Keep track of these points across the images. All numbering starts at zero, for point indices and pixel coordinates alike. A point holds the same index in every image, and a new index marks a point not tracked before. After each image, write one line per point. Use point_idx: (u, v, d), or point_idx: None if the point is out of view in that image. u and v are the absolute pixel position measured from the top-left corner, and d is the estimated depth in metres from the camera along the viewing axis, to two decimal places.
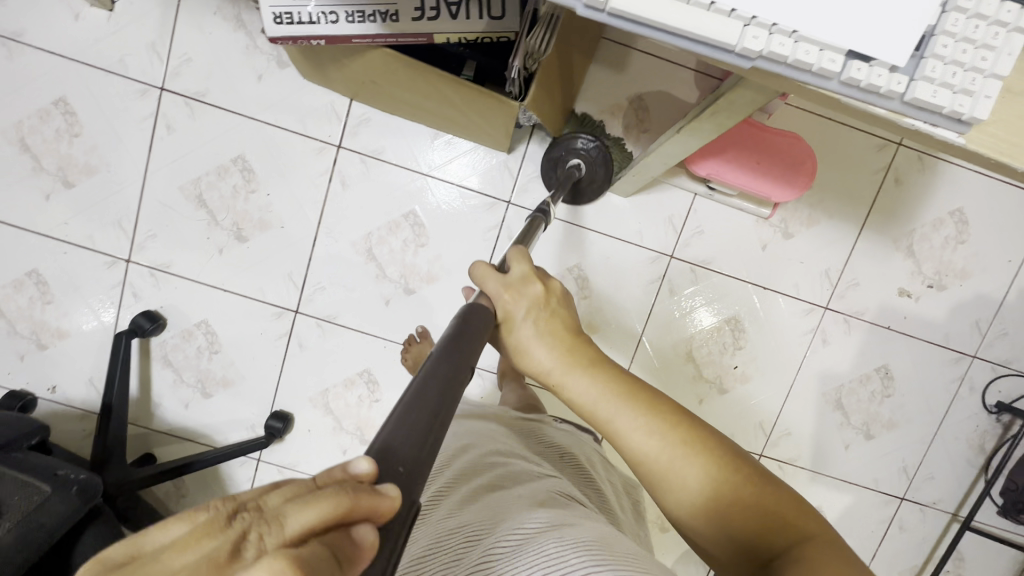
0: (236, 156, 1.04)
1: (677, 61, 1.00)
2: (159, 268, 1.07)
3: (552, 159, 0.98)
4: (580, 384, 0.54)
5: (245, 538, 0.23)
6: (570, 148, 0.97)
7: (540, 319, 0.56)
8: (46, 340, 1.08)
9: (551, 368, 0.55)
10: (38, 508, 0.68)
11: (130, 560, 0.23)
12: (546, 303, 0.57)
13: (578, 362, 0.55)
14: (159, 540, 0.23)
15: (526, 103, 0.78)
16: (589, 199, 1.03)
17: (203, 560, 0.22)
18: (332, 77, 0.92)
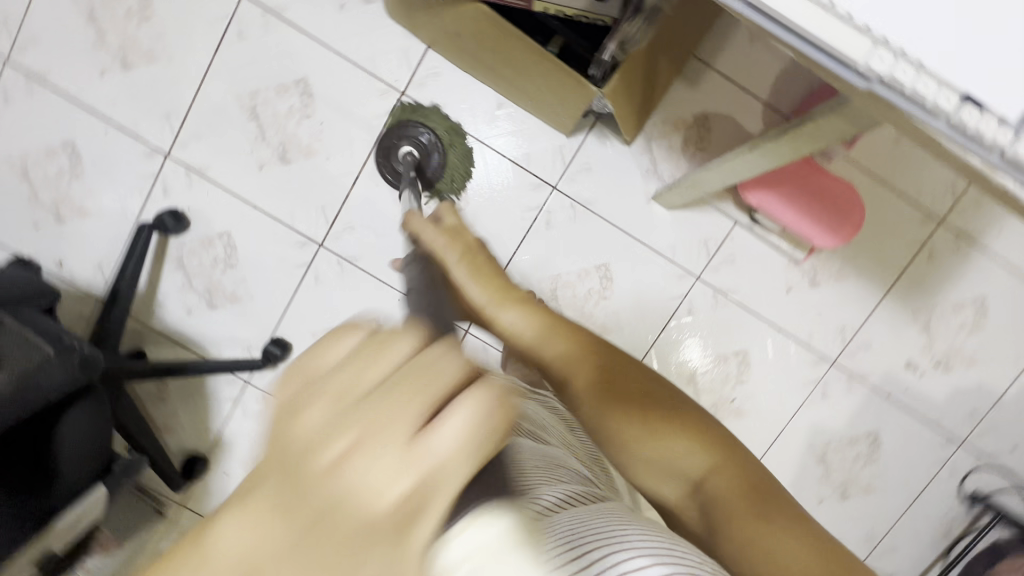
0: (299, 78, 1.03)
1: (750, 90, 1.01)
2: (196, 170, 1.05)
3: (384, 149, 1.04)
4: (512, 317, 0.60)
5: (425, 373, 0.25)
6: (401, 136, 1.03)
7: (472, 261, 0.62)
8: (65, 214, 1.07)
9: (483, 303, 0.61)
10: (41, 365, 0.67)
11: (314, 379, 0.25)
12: (476, 251, 0.63)
13: (509, 297, 0.62)
14: (334, 357, 0.25)
15: (603, 91, 0.78)
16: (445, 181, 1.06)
17: (391, 376, 0.24)
18: (417, 24, 0.94)
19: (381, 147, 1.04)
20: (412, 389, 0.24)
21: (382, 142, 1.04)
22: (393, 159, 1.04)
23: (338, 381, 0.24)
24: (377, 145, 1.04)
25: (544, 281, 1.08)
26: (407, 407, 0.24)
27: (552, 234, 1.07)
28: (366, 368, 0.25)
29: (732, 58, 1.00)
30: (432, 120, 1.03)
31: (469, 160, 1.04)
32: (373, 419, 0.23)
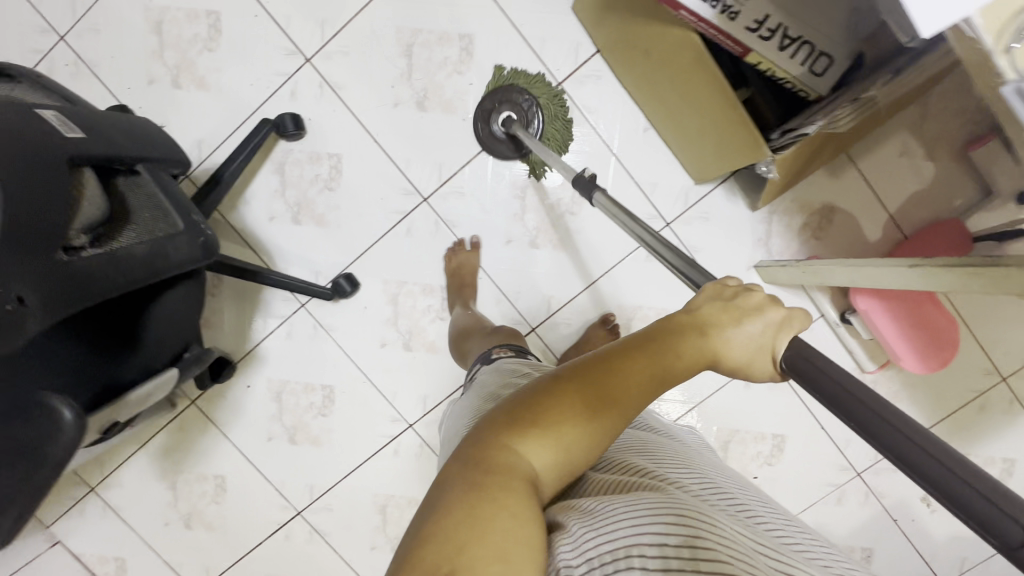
0: (464, 33, 1.01)
1: (882, 199, 1.02)
2: (331, 85, 1.03)
3: (482, 111, 1.02)
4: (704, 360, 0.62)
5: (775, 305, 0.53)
6: (500, 102, 1.01)
7: None
8: (183, 81, 1.03)
9: None
10: (170, 238, 0.64)
11: (717, 296, 0.55)
12: None
13: None
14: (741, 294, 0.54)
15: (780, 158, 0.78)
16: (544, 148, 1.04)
17: (753, 307, 0.53)
18: (603, 29, 0.92)
19: (479, 110, 1.02)
20: (777, 324, 0.51)
21: (481, 102, 1.02)
22: (492, 120, 1.02)
23: (741, 309, 0.53)
24: (476, 107, 1.02)
25: (624, 307, 1.08)
26: (774, 327, 0.51)
27: (648, 267, 1.07)
28: (751, 308, 0.53)
29: (876, 164, 1.01)
30: (526, 82, 1.01)
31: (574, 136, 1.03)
32: (728, 316, 0.53)
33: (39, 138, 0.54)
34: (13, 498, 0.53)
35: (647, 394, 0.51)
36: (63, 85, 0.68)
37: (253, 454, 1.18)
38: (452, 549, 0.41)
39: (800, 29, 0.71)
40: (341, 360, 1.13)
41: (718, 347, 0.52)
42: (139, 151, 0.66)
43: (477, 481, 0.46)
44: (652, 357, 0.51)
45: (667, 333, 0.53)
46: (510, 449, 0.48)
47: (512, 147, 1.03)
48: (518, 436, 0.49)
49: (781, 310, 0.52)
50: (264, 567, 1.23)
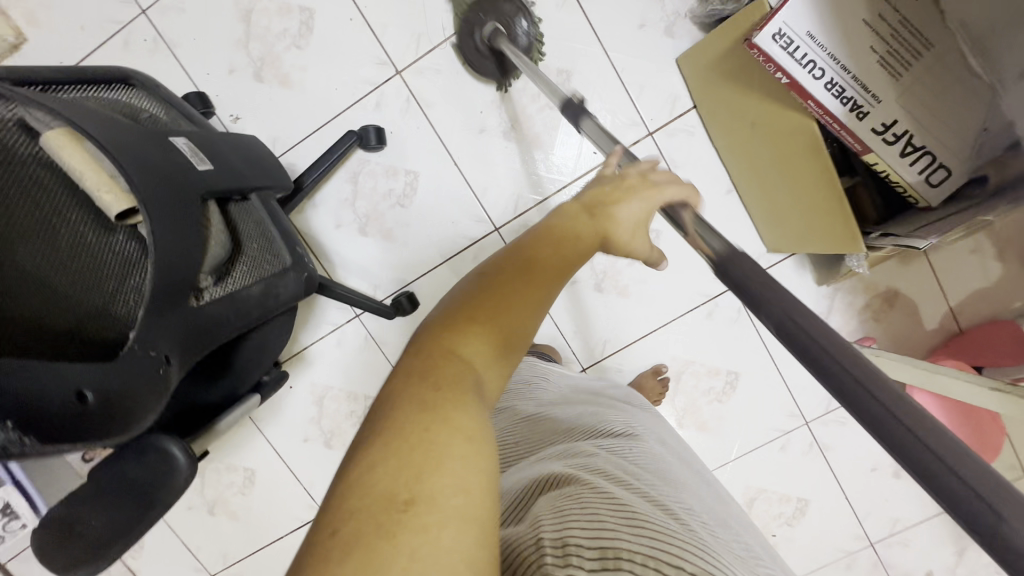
0: (563, 67, 0.98)
1: (945, 293, 1.04)
2: (419, 101, 1.00)
3: (466, 26, 0.96)
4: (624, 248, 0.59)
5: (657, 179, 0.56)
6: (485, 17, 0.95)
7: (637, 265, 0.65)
8: (265, 75, 0.99)
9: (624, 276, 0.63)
10: (280, 274, 0.63)
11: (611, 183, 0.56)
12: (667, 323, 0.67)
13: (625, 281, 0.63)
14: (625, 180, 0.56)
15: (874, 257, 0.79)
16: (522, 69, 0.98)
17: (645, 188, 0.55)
18: (708, 91, 0.92)
19: (462, 25, 0.96)
20: (653, 196, 0.54)
21: (466, 16, 0.96)
22: (474, 36, 0.95)
23: (621, 196, 0.54)
24: (460, 23, 0.96)
25: (676, 359, 1.10)
26: (653, 198, 0.54)
27: (707, 324, 1.08)
28: (643, 194, 0.54)
29: (948, 257, 1.03)
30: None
31: None
32: (619, 193, 0.55)
33: (181, 174, 0.52)
34: (115, 538, 0.52)
35: (556, 284, 0.49)
36: (181, 100, 0.66)
37: (287, 452, 1.18)
38: (397, 479, 0.34)
39: (927, 139, 0.71)
40: (388, 373, 1.13)
41: (610, 230, 0.53)
42: (256, 179, 0.65)
43: (422, 402, 0.39)
44: (561, 247, 0.50)
45: (562, 221, 0.53)
46: (446, 360, 0.42)
47: (495, 68, 0.97)
48: (451, 342, 0.44)
49: (653, 184, 0.55)
50: (282, 560, 1.24)
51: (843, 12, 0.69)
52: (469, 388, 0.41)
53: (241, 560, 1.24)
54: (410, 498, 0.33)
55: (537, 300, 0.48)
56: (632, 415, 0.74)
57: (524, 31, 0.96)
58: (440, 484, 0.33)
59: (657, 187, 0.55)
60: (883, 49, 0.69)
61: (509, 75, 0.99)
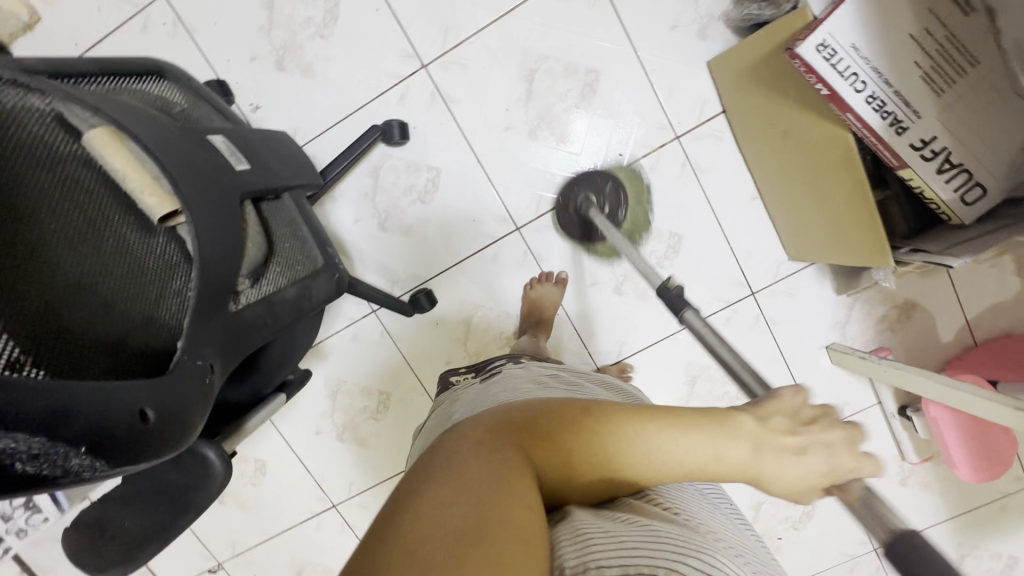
0: (592, 68, 0.97)
1: (963, 305, 1.04)
2: (444, 96, 0.99)
3: (567, 198, 1.00)
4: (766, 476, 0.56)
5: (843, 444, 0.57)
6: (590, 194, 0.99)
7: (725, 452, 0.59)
8: (288, 64, 0.97)
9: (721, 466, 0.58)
10: (312, 278, 0.62)
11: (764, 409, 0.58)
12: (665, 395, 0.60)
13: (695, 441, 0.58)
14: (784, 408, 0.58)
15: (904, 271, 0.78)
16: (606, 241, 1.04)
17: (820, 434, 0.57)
18: (739, 98, 0.91)
19: (564, 196, 1.00)
20: (841, 468, 0.55)
21: (563, 195, 1.01)
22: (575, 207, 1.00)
23: (813, 441, 0.55)
24: (561, 193, 1.01)
25: (692, 364, 1.10)
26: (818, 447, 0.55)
27: (724, 330, 1.08)
28: (827, 441, 0.56)
29: (967, 269, 1.02)
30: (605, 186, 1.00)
31: (666, 179, 1.01)
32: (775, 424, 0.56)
33: (221, 175, 0.51)
34: (145, 540, 0.52)
35: (664, 454, 0.52)
36: (213, 94, 0.65)
37: (299, 445, 1.18)
38: (442, 539, 0.37)
39: (965, 156, 0.70)
40: (402, 369, 1.13)
41: (768, 462, 0.54)
42: (288, 178, 0.63)
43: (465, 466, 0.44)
44: (701, 433, 0.53)
45: (727, 418, 0.55)
46: (499, 449, 0.46)
47: (583, 233, 1.03)
48: (517, 439, 0.48)
49: (854, 454, 0.56)
50: (290, 550, 1.25)
51: (889, 25, 0.68)
52: (519, 472, 0.45)
53: (249, 548, 1.25)
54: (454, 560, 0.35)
55: (639, 457, 0.51)
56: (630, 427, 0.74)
57: (617, 211, 1.01)
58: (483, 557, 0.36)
59: (843, 437, 0.56)
60: (926, 65, 0.68)
61: (537, 75, 0.97)
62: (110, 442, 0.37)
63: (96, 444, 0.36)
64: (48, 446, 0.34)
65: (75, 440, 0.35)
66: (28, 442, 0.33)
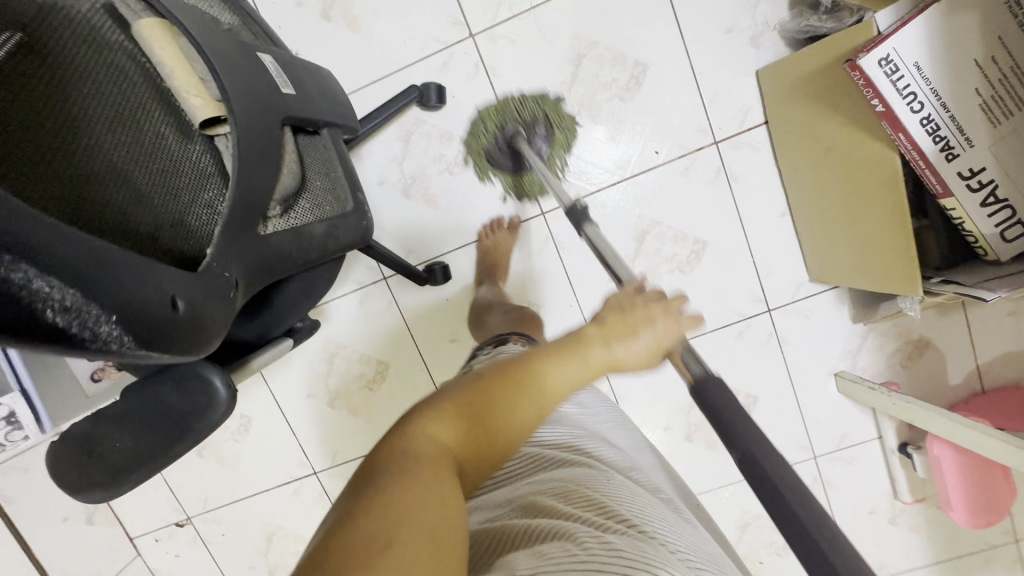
0: (641, 60, 0.96)
1: (977, 350, 1.03)
2: (489, 69, 0.97)
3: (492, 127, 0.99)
4: (632, 355, 0.55)
5: (670, 306, 0.57)
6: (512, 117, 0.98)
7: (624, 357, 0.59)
8: (334, 15, 0.95)
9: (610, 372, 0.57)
10: (339, 219, 0.59)
11: (609, 301, 0.58)
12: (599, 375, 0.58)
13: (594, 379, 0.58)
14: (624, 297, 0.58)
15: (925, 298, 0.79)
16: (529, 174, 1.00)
17: (648, 314, 0.56)
18: (785, 109, 0.90)
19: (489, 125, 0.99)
20: (668, 331, 0.55)
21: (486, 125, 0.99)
22: (500, 135, 0.99)
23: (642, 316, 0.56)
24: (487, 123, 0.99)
25: None
26: (659, 333, 0.55)
27: (735, 344, 1.06)
28: (650, 316, 0.56)
29: (984, 315, 1.02)
30: (517, 109, 0.98)
31: (699, 183, 0.99)
32: (623, 325, 0.55)
33: (266, 92, 0.49)
34: (142, 461, 0.49)
35: (540, 385, 0.53)
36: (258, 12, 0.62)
37: (286, 405, 1.15)
38: (373, 535, 0.37)
39: (1012, 191, 0.69)
40: (402, 339, 1.10)
41: (621, 353, 0.54)
42: (329, 114, 0.61)
43: (399, 465, 0.44)
44: (567, 360, 0.54)
45: (576, 341, 0.56)
46: (424, 436, 0.49)
47: (511, 164, 1.00)
48: (434, 423, 0.50)
49: (674, 316, 0.56)
50: (264, 511, 1.22)
51: (954, 47, 0.67)
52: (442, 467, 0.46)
53: (222, 505, 1.21)
54: (392, 538, 0.37)
55: (527, 392, 0.53)
56: (617, 432, 0.73)
57: (541, 135, 0.98)
58: (417, 528, 0.38)
59: (663, 307, 0.56)
60: (987, 93, 0.67)
61: (584, 60, 0.96)
62: (139, 321, 0.34)
63: (128, 316, 0.33)
64: (77, 308, 0.31)
65: (100, 301, 0.32)
66: (62, 290, 0.30)
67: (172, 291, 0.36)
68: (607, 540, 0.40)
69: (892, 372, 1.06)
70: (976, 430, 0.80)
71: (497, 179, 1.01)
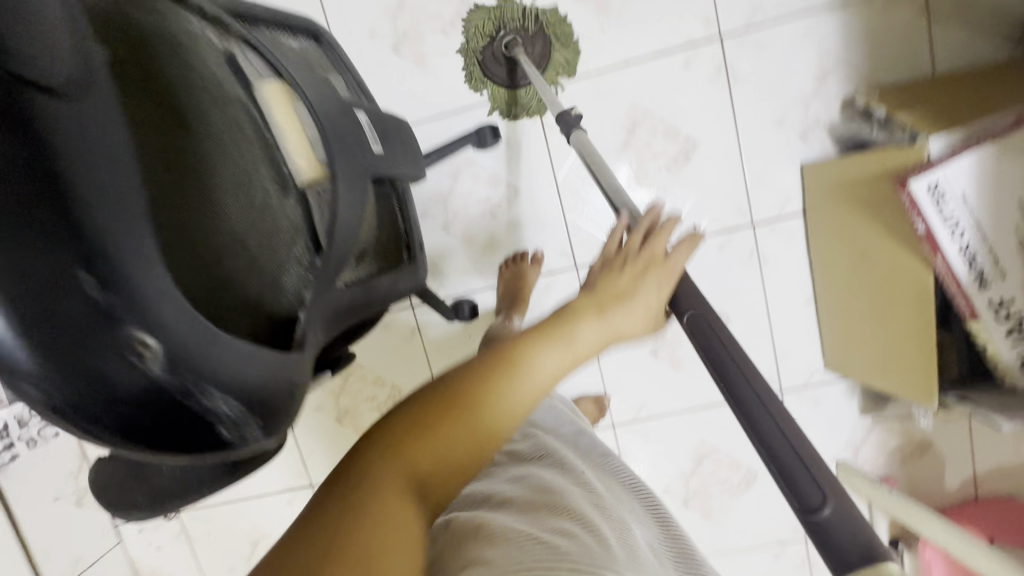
0: (692, 136, 0.99)
1: (976, 461, 1.06)
2: (546, 122, 1.00)
3: (487, 36, 0.96)
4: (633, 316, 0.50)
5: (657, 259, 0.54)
6: (508, 24, 0.95)
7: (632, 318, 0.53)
8: (404, 51, 0.98)
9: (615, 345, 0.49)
10: (399, 270, 0.61)
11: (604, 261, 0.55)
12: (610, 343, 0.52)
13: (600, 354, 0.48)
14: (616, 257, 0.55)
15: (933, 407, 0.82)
16: (524, 87, 0.98)
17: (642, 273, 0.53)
18: (826, 206, 0.93)
19: (485, 34, 0.96)
20: (661, 282, 0.52)
21: (484, 35, 0.96)
22: (495, 43, 0.96)
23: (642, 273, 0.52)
24: (484, 32, 0.96)
25: (703, 442, 1.10)
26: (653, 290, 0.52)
27: None
28: (644, 276, 0.52)
29: (989, 428, 1.04)
30: (517, 15, 0.95)
31: (730, 262, 1.02)
32: (613, 290, 0.51)
33: (361, 154, 0.51)
34: (173, 497, 0.50)
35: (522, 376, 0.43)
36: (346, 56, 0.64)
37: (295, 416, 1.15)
38: None
39: None
40: (420, 369, 1.12)
41: (621, 318, 0.49)
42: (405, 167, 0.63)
43: (345, 489, 0.38)
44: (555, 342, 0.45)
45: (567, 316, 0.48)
46: (382, 444, 0.41)
47: (506, 75, 0.97)
48: (392, 425, 0.42)
49: (665, 265, 0.53)
50: (256, 514, 1.22)
51: (1001, 184, 0.71)
52: (394, 488, 0.39)
53: (215, 503, 1.22)
54: None
55: (504, 383, 0.42)
56: None
57: (538, 43, 0.96)
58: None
59: (663, 270, 0.53)
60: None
61: (637, 129, 0.99)
62: (273, 411, 0.38)
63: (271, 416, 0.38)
64: (240, 415, 0.36)
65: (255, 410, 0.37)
66: (228, 405, 0.36)
67: (292, 376, 0.39)
68: (556, 545, 0.43)
69: (893, 469, 1.08)
70: (970, 550, 0.82)
71: (491, 92, 0.99)
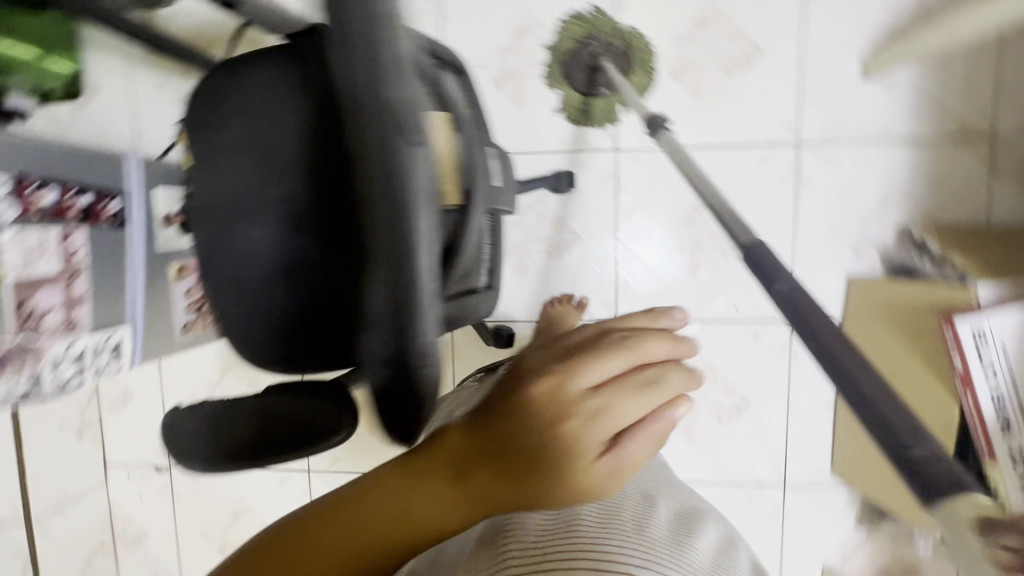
0: (752, 226, 1.04)
1: None
2: (620, 181, 1.06)
3: (575, 46, 1.02)
4: (540, 483, 0.33)
5: (579, 386, 0.33)
6: (596, 37, 1.01)
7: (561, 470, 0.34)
8: (504, 89, 1.05)
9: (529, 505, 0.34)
10: (481, 293, 0.65)
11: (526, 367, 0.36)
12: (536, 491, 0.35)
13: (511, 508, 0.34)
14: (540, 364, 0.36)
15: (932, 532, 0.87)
16: (601, 97, 1.03)
17: (562, 407, 0.33)
18: (865, 322, 0.98)
19: (574, 43, 1.02)
20: (585, 434, 0.32)
21: (573, 45, 1.02)
22: (581, 53, 1.02)
23: (555, 408, 0.33)
24: (572, 42, 1.02)
25: None
26: (578, 440, 0.32)
27: (741, 504, 1.11)
28: (556, 419, 0.33)
29: None
30: (608, 28, 1.01)
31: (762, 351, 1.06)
32: (516, 427, 0.33)
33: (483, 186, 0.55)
34: (239, 458, 0.54)
35: (399, 515, 0.35)
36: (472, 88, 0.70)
37: None
38: None
39: None
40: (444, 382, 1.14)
41: (522, 479, 0.33)
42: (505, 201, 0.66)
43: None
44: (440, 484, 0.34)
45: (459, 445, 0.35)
46: (271, 546, 0.37)
47: (587, 83, 1.03)
48: (282, 530, 0.38)
49: (596, 408, 0.33)
50: (247, 486, 1.23)
51: None
52: None
53: None
54: None
55: (382, 517, 0.35)
56: None
57: (621, 57, 1.01)
58: None
59: (586, 412, 0.33)
60: None
61: (702, 208, 1.05)
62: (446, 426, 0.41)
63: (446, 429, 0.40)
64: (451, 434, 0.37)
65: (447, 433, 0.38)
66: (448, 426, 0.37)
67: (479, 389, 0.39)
68: (589, 523, 0.38)
69: None
70: None
71: (570, 97, 1.04)
